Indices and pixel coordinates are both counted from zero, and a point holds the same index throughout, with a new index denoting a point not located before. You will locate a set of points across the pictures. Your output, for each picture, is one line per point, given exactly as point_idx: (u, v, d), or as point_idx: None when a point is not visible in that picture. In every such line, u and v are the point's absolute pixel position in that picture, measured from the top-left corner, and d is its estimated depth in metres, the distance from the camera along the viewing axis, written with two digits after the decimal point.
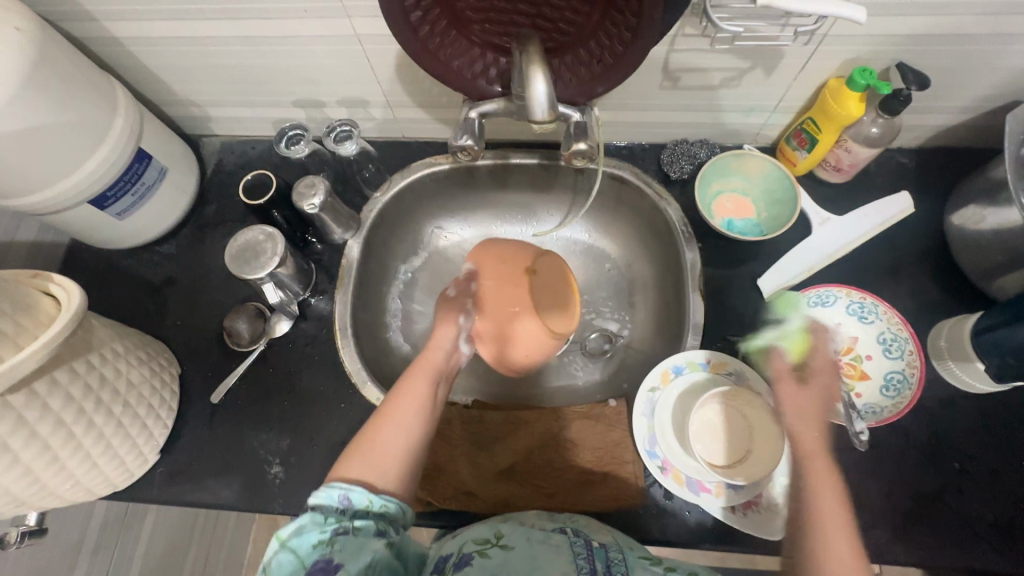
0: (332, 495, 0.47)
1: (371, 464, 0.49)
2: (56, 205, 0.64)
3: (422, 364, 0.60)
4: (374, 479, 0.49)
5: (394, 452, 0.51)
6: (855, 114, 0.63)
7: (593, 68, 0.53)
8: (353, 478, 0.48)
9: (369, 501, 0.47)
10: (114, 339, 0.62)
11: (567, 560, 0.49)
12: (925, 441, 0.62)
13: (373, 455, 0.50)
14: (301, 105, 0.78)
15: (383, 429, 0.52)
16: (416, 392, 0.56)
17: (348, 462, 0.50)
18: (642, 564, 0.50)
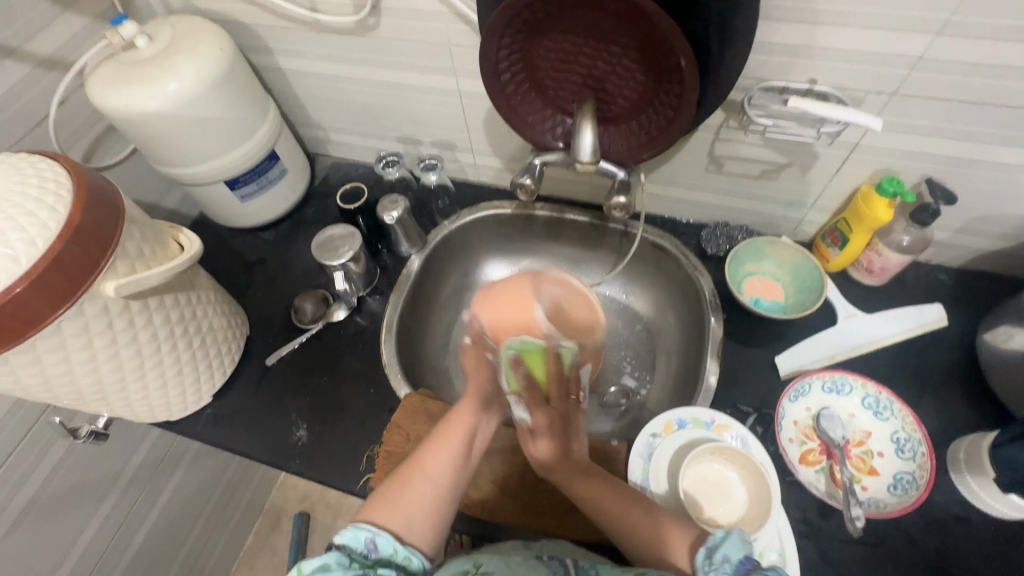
0: (357, 536, 0.50)
1: (400, 510, 0.53)
2: (201, 178, 0.81)
3: (462, 415, 0.61)
4: (400, 533, 0.52)
5: (424, 507, 0.54)
6: (883, 218, 0.68)
7: (641, 137, 0.64)
8: (383, 522, 0.52)
9: (394, 549, 0.51)
10: (212, 289, 0.75)
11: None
12: (934, 553, 0.59)
13: (402, 504, 0.54)
14: (401, 140, 0.95)
15: (413, 481, 0.56)
16: (449, 447, 0.58)
17: (377, 507, 0.54)
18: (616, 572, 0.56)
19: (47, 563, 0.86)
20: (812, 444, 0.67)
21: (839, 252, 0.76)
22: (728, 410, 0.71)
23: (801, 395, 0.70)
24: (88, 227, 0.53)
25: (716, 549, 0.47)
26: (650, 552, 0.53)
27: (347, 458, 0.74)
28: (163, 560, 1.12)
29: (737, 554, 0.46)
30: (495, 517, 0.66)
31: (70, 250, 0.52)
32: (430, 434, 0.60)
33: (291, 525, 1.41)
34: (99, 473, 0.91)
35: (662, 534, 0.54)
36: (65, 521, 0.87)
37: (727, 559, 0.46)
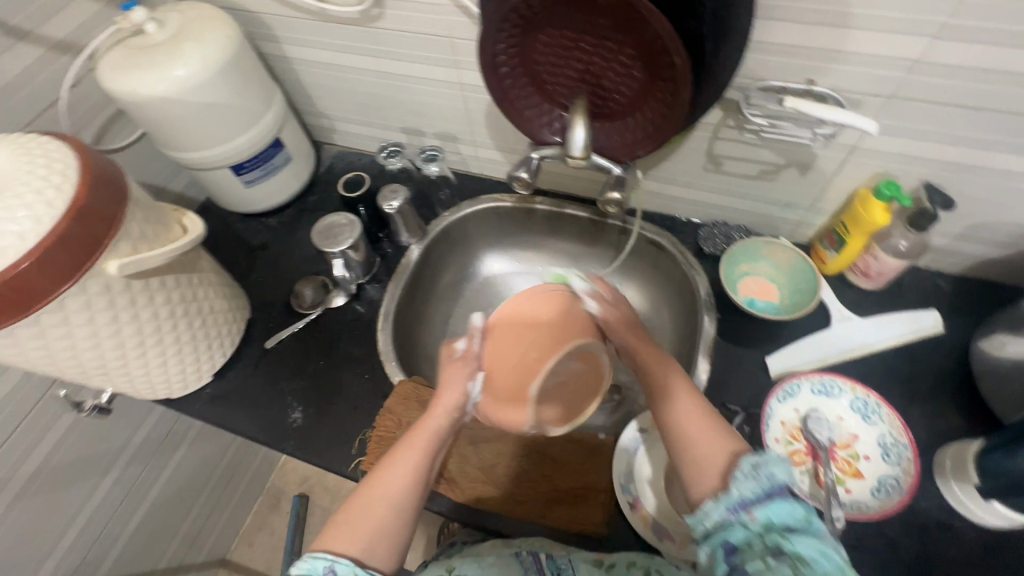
0: (315, 566, 0.52)
1: (357, 534, 0.55)
2: (206, 163, 0.83)
3: (422, 432, 0.63)
4: (359, 557, 0.54)
5: (381, 526, 0.56)
6: (880, 222, 0.68)
7: (637, 134, 0.64)
8: (339, 549, 0.54)
9: (354, 574, 0.52)
10: (213, 272, 0.76)
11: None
12: (913, 557, 0.59)
13: (360, 527, 0.56)
14: (405, 131, 0.96)
15: (370, 502, 0.58)
16: (405, 463, 0.60)
17: (336, 534, 0.56)
18: (587, 566, 0.62)
19: (52, 530, 0.90)
20: (798, 445, 0.67)
21: (835, 253, 0.76)
22: (716, 408, 0.72)
23: (790, 396, 0.70)
24: (92, 207, 0.55)
25: (761, 464, 0.49)
26: (693, 447, 0.56)
27: (340, 441, 0.75)
28: (164, 533, 1.16)
29: (784, 480, 0.48)
30: (480, 504, 0.67)
31: (74, 229, 0.53)
32: (388, 452, 0.62)
33: (289, 507, 1.44)
34: (103, 447, 0.94)
35: (715, 436, 0.56)
36: (69, 491, 0.90)
37: (770, 478, 0.48)
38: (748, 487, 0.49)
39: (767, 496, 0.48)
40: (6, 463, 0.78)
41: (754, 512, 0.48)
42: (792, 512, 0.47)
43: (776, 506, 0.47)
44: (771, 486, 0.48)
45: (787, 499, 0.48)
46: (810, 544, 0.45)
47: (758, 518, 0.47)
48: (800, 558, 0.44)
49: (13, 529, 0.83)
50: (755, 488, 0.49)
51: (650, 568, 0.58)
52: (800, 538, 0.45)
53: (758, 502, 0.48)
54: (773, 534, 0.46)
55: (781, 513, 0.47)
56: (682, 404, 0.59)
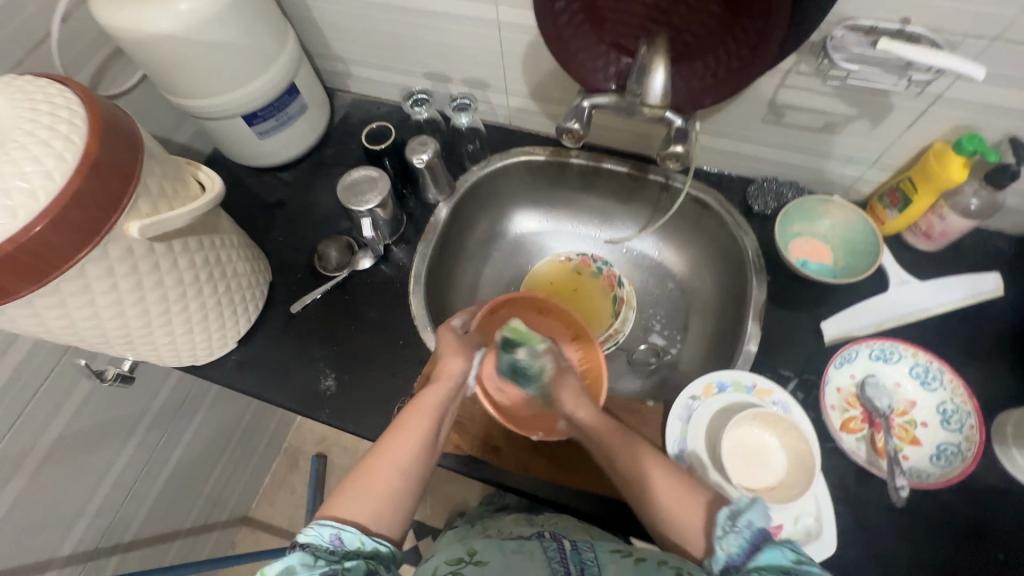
0: (322, 533, 0.49)
1: (368, 503, 0.52)
2: (216, 112, 0.75)
3: (423, 403, 0.59)
4: (366, 523, 0.51)
5: (384, 493, 0.53)
6: (957, 178, 0.63)
7: (705, 80, 0.58)
8: (347, 516, 0.51)
9: (360, 542, 0.49)
10: (234, 232, 0.71)
11: (541, 564, 0.53)
12: (972, 522, 0.59)
13: (365, 492, 0.52)
14: (429, 77, 0.88)
15: (378, 467, 0.54)
16: (410, 430, 0.56)
17: (339, 500, 0.52)
18: (612, 557, 0.52)
19: (79, 497, 0.88)
20: (854, 412, 0.66)
21: (897, 214, 0.72)
22: (768, 374, 0.70)
23: (847, 361, 0.68)
24: (107, 161, 0.49)
25: (742, 511, 0.47)
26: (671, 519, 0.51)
27: (377, 409, 0.73)
28: (187, 495, 1.15)
29: (762, 524, 0.46)
30: (528, 473, 0.67)
31: (89, 187, 0.48)
32: (397, 417, 0.58)
33: (308, 466, 1.45)
34: (123, 413, 0.91)
35: (684, 500, 0.51)
36: (93, 457, 0.88)
37: (750, 525, 0.46)
38: (731, 541, 0.46)
39: (754, 546, 0.45)
40: (27, 432, 0.75)
41: (748, 567, 0.45)
42: (782, 556, 0.45)
43: (765, 553, 0.45)
44: (755, 535, 0.46)
45: (772, 542, 0.46)
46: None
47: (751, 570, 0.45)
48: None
49: (39, 496, 0.80)
50: (739, 542, 0.46)
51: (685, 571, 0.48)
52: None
53: (748, 556, 0.45)
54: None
55: (773, 559, 0.45)
56: (656, 476, 0.52)
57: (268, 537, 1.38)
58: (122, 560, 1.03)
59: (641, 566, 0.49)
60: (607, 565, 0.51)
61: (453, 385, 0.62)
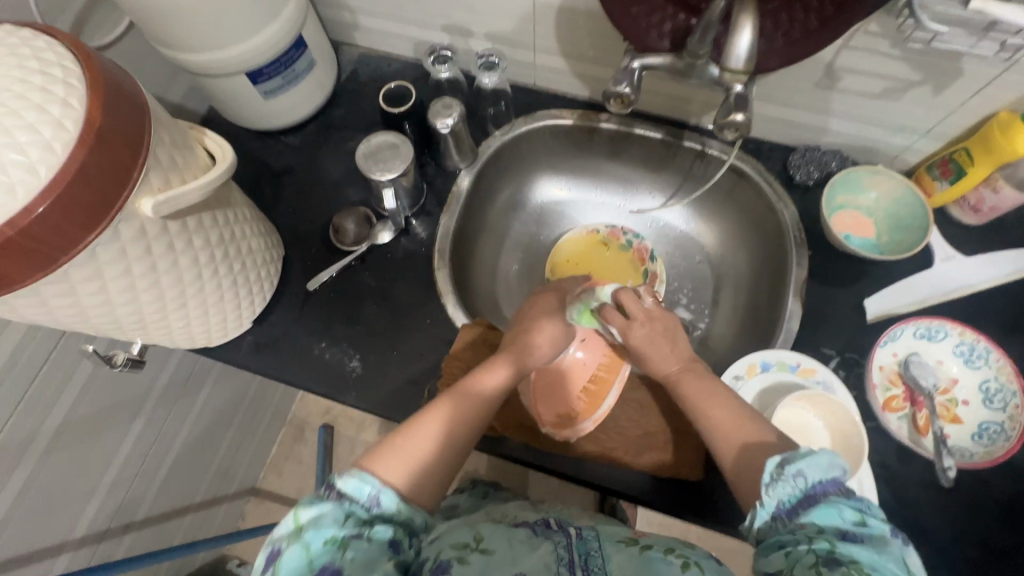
0: (361, 489, 0.46)
1: (405, 463, 0.49)
2: (218, 69, 0.67)
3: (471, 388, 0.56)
4: (405, 486, 0.49)
5: (420, 460, 0.50)
6: (1020, 151, 0.60)
7: (776, 40, 0.52)
8: (385, 476, 0.48)
9: (397, 507, 0.47)
10: (246, 205, 0.64)
11: (549, 556, 0.48)
12: (1010, 497, 0.60)
13: (404, 455, 0.50)
14: (448, 30, 0.80)
15: (418, 433, 0.52)
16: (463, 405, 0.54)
17: (380, 458, 0.50)
18: (617, 547, 0.50)
19: (89, 479, 0.85)
20: (896, 391, 0.65)
21: (947, 186, 0.69)
22: (809, 353, 0.68)
23: (891, 340, 0.66)
24: (112, 129, 0.43)
25: (789, 464, 0.44)
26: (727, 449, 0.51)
27: (406, 391, 0.70)
28: (195, 471, 1.13)
29: (817, 477, 0.44)
30: (565, 451, 0.67)
31: (96, 160, 0.42)
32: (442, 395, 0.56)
33: (315, 437, 1.43)
34: (128, 394, 0.87)
35: (743, 424, 0.51)
36: (99, 440, 0.84)
37: (801, 477, 0.44)
38: (780, 492, 0.44)
39: (807, 498, 0.44)
40: (30, 419, 0.70)
41: (798, 519, 0.43)
42: (839, 515, 0.43)
43: (820, 509, 0.43)
44: (809, 490, 0.44)
45: (829, 499, 0.43)
46: (865, 550, 0.41)
47: (804, 522, 0.43)
48: (856, 565, 0.40)
49: (47, 482, 0.77)
50: (791, 493, 0.44)
51: (692, 562, 0.47)
52: (855, 547, 0.41)
53: (797, 509, 0.44)
54: (825, 539, 0.42)
55: (828, 517, 0.43)
56: (714, 409, 0.54)
57: (278, 507, 1.37)
58: (135, 537, 1.01)
59: (647, 557, 0.48)
60: (613, 558, 0.49)
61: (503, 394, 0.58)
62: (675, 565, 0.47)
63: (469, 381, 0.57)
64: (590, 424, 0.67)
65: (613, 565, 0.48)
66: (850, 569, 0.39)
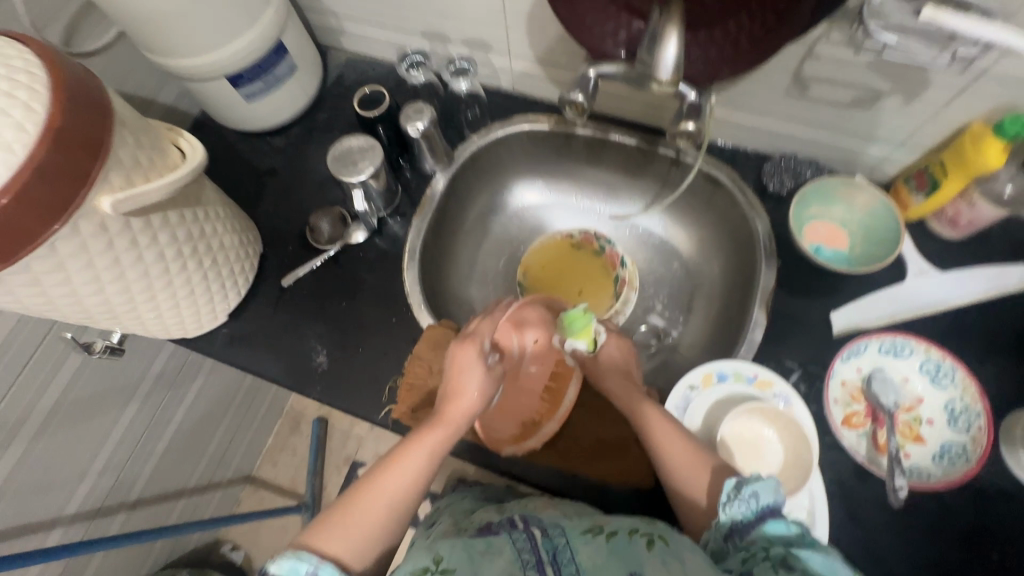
0: (297, 568, 0.44)
1: (351, 540, 0.48)
2: (198, 74, 0.71)
3: (438, 428, 0.55)
4: (348, 560, 0.47)
5: (371, 525, 0.49)
6: (993, 164, 0.58)
7: (725, 50, 0.53)
8: (326, 551, 0.47)
9: None
10: (219, 203, 0.67)
11: (511, 563, 0.47)
12: (970, 522, 0.57)
13: (349, 526, 0.49)
14: (427, 36, 0.82)
15: (362, 510, 0.50)
16: (410, 470, 0.52)
17: (321, 535, 0.48)
18: (584, 538, 0.48)
19: (81, 459, 0.90)
20: (858, 407, 0.63)
21: (923, 198, 0.66)
22: (772, 365, 0.67)
23: (854, 355, 0.65)
24: (72, 132, 0.46)
25: (746, 484, 0.47)
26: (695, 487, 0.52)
27: (369, 388, 0.72)
28: (188, 457, 1.18)
29: (771, 497, 0.46)
30: (518, 454, 0.66)
31: (55, 160, 0.45)
32: (399, 442, 0.54)
33: (310, 430, 1.47)
34: (121, 381, 0.92)
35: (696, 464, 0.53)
36: (92, 423, 0.89)
37: (756, 496, 0.46)
38: (736, 509, 0.47)
39: (760, 516, 0.46)
40: (22, 400, 0.75)
41: (751, 535, 0.46)
42: (788, 529, 0.45)
43: (770, 523, 0.45)
44: (763, 508, 0.46)
45: (779, 515, 0.46)
46: (815, 555, 0.43)
47: (757, 536, 0.45)
48: (808, 568, 0.42)
49: (39, 461, 0.82)
50: (745, 510, 0.47)
51: (656, 536, 0.48)
52: (805, 551, 0.43)
53: (751, 524, 0.46)
54: (777, 549, 0.44)
55: (779, 530, 0.45)
56: (670, 441, 0.55)
57: (272, 496, 1.42)
58: (127, 517, 1.06)
59: (614, 544, 0.47)
60: (581, 548, 0.47)
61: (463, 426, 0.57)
62: (641, 545, 0.47)
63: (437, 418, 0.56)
64: (555, 424, 0.68)
65: (583, 555, 0.47)
66: (803, 571, 0.42)
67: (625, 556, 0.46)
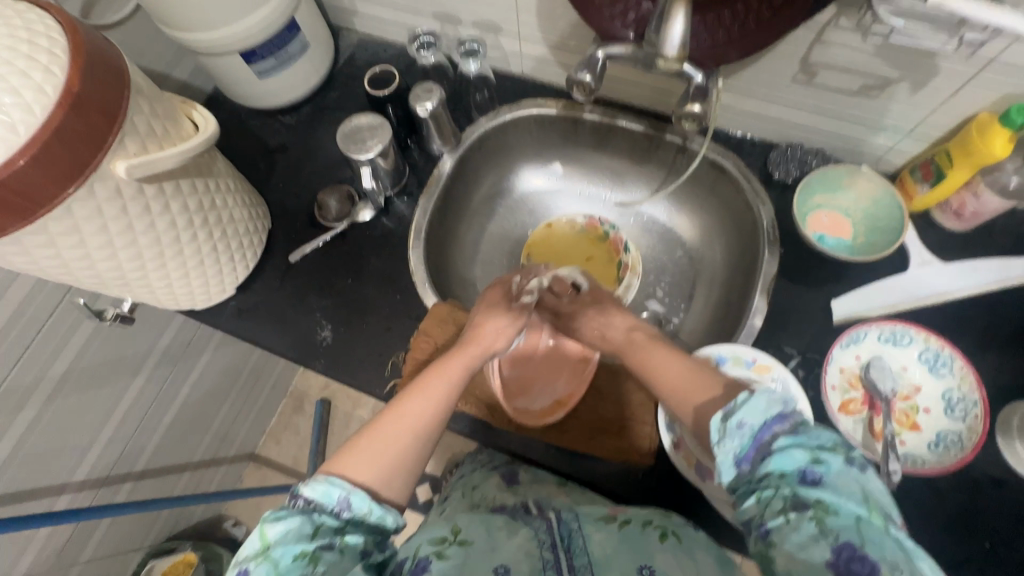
0: (330, 494, 0.46)
1: (380, 465, 0.49)
2: (212, 50, 0.71)
3: (467, 351, 0.61)
4: (380, 490, 0.49)
5: (398, 448, 0.51)
6: (998, 155, 0.57)
7: (732, 30, 0.54)
8: (357, 478, 0.48)
9: (369, 510, 0.47)
10: (228, 175, 0.68)
11: (529, 543, 0.50)
12: (962, 508, 0.58)
13: (377, 450, 0.50)
14: (438, 18, 0.83)
15: (385, 436, 0.51)
16: (430, 396, 0.55)
17: (347, 460, 0.49)
18: (598, 526, 0.51)
19: (90, 426, 0.92)
20: (855, 394, 0.64)
21: (927, 190, 0.66)
22: (771, 351, 0.68)
23: (854, 342, 0.65)
24: (90, 100, 0.47)
25: (733, 415, 0.43)
26: (685, 403, 0.50)
27: (372, 363, 0.73)
28: (193, 431, 1.20)
29: (763, 424, 0.42)
30: (520, 430, 0.66)
31: (73, 124, 0.46)
32: (427, 370, 0.58)
33: (313, 410, 1.49)
34: (131, 352, 0.93)
35: (698, 382, 0.50)
36: (102, 392, 0.91)
37: (744, 426, 0.42)
38: (733, 445, 0.42)
39: (757, 446, 0.42)
40: (35, 364, 0.77)
41: (759, 469, 0.41)
42: (794, 459, 0.40)
43: (774, 455, 0.41)
44: (757, 436, 0.42)
45: (782, 442, 0.41)
46: (827, 489, 0.39)
47: (764, 472, 0.41)
48: (824, 508, 0.38)
49: (51, 425, 0.84)
50: (741, 443, 0.42)
51: (670, 531, 0.49)
52: (815, 489, 0.39)
53: (755, 458, 0.42)
54: (786, 486, 0.40)
55: (785, 462, 0.40)
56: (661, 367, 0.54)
57: (275, 474, 1.44)
58: (134, 486, 1.08)
59: (626, 534, 0.49)
60: (594, 537, 0.50)
61: (483, 352, 0.62)
62: (653, 536, 0.49)
63: (468, 343, 0.62)
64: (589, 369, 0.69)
65: (595, 543, 0.49)
66: (815, 514, 0.38)
67: (635, 546, 0.48)
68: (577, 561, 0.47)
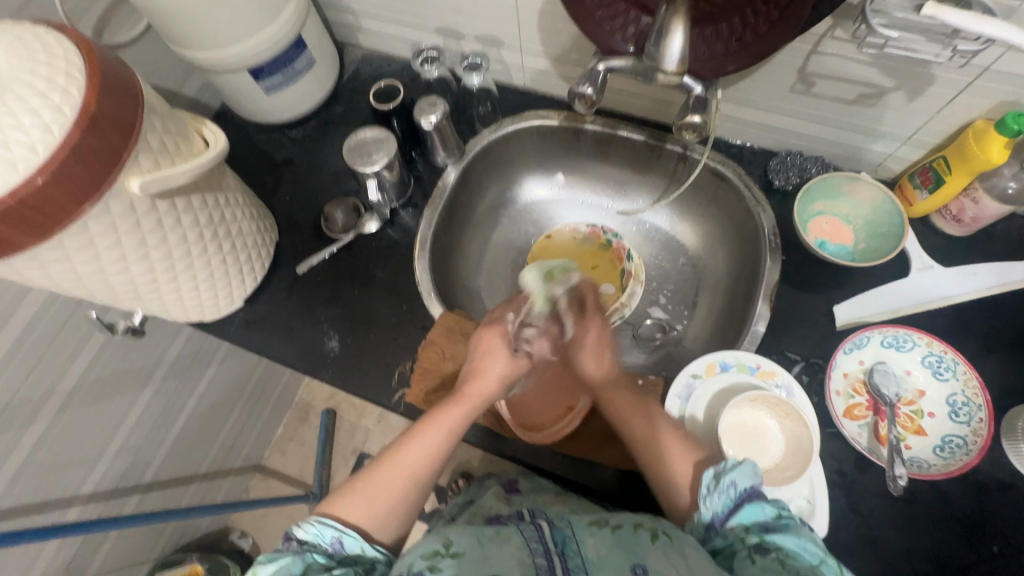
0: (323, 533, 0.51)
1: (371, 508, 0.53)
2: (221, 67, 0.73)
3: (466, 401, 0.59)
4: (371, 532, 0.53)
5: (390, 497, 0.54)
6: (995, 161, 0.58)
7: (729, 45, 0.56)
8: (350, 519, 0.52)
9: (361, 549, 0.51)
10: (237, 189, 0.69)
11: (521, 551, 0.49)
12: (968, 512, 0.58)
13: (371, 497, 0.54)
14: (441, 33, 0.84)
15: (381, 484, 0.54)
16: (426, 447, 0.56)
17: (344, 501, 0.53)
18: (589, 531, 0.51)
19: (99, 438, 0.92)
20: (859, 399, 0.65)
21: (928, 195, 0.67)
22: (774, 356, 0.68)
23: (858, 347, 0.66)
24: (105, 119, 0.48)
25: (725, 473, 0.50)
26: (667, 469, 0.56)
27: (379, 372, 0.73)
28: (200, 442, 1.20)
29: (747, 484, 0.49)
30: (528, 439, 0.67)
31: (89, 144, 0.47)
32: (428, 414, 0.58)
33: (318, 421, 1.50)
34: (139, 364, 0.94)
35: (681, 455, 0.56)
36: (111, 404, 0.92)
37: (734, 485, 0.49)
38: (716, 501, 0.49)
39: (737, 503, 0.49)
40: (47, 377, 0.78)
41: (730, 523, 0.49)
42: (763, 513, 0.48)
43: (747, 509, 0.48)
44: (739, 495, 0.49)
45: (755, 500, 0.49)
46: (788, 537, 0.46)
47: (734, 525, 0.49)
48: (784, 553, 0.46)
49: (61, 438, 0.85)
50: (723, 500, 0.49)
51: (660, 531, 0.49)
52: (779, 535, 0.47)
53: (729, 513, 0.49)
54: (753, 535, 0.47)
55: (754, 515, 0.48)
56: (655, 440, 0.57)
57: (281, 484, 1.45)
58: (142, 498, 1.09)
59: (619, 536, 0.49)
60: (587, 540, 0.50)
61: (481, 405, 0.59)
62: (645, 537, 0.48)
63: (468, 393, 0.59)
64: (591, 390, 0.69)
65: (589, 547, 0.49)
66: (778, 555, 0.45)
67: (627, 547, 0.48)
68: (570, 565, 0.48)
